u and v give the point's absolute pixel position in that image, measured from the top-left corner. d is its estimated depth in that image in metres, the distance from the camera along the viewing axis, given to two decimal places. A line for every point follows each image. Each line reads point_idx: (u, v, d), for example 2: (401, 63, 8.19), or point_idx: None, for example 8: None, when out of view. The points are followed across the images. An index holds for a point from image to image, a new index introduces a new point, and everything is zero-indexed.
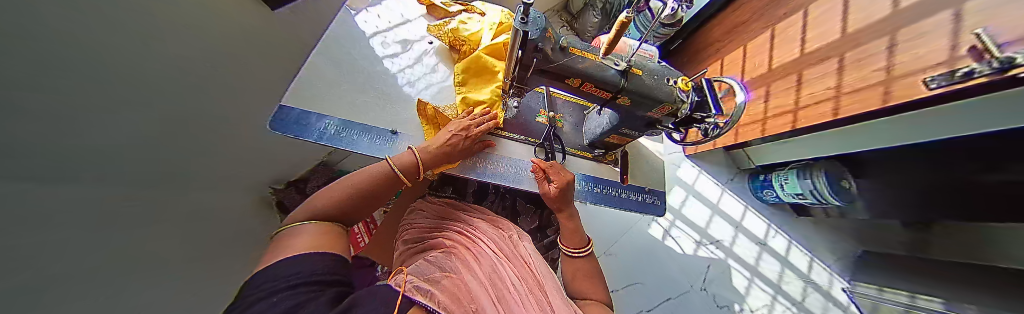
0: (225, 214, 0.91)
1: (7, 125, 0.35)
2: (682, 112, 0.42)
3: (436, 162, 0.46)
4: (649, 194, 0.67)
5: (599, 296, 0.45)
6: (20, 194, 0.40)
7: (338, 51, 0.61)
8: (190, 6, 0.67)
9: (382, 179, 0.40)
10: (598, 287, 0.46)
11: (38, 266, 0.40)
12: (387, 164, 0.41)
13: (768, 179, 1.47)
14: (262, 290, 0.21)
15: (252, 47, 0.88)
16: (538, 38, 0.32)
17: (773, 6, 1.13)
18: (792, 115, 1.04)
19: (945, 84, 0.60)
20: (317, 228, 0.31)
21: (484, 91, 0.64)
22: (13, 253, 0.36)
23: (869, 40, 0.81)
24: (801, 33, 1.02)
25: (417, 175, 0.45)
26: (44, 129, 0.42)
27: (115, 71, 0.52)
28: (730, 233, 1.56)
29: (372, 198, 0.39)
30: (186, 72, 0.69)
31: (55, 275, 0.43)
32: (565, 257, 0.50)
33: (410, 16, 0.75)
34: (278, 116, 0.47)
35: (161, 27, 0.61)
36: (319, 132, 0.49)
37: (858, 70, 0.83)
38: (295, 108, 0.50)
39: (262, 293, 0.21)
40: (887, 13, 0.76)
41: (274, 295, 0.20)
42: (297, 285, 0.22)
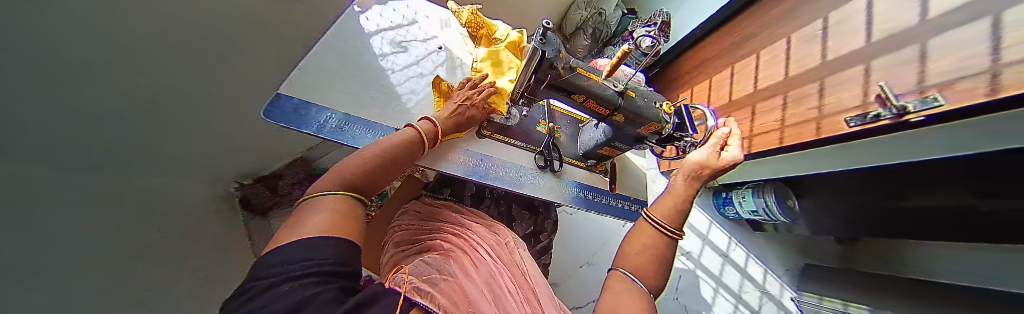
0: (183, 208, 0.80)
1: None
2: (665, 130, 0.48)
3: (450, 130, 0.51)
4: (632, 203, 0.72)
5: (650, 284, 0.36)
6: None
7: (342, 47, 0.61)
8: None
9: (407, 145, 0.41)
10: (654, 277, 0.37)
11: None
12: (414, 130, 0.44)
13: (729, 197, 1.63)
14: (270, 279, 0.18)
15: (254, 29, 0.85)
16: (553, 58, 0.36)
17: (733, 48, 1.32)
18: (748, 141, 1.19)
19: (861, 123, 0.76)
20: (338, 203, 0.28)
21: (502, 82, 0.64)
22: None
23: (805, 83, 0.98)
24: (754, 73, 1.20)
25: (433, 142, 0.48)
26: None
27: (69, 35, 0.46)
28: (698, 245, 1.69)
29: (392, 166, 0.38)
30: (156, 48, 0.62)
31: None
32: (652, 225, 0.41)
33: (412, 17, 0.75)
34: (275, 105, 0.46)
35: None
36: (319, 125, 0.48)
37: (798, 106, 0.98)
38: (293, 97, 0.49)
39: (268, 284, 0.17)
40: (817, 64, 0.95)
41: (281, 284, 0.17)
42: (306, 274, 0.19)
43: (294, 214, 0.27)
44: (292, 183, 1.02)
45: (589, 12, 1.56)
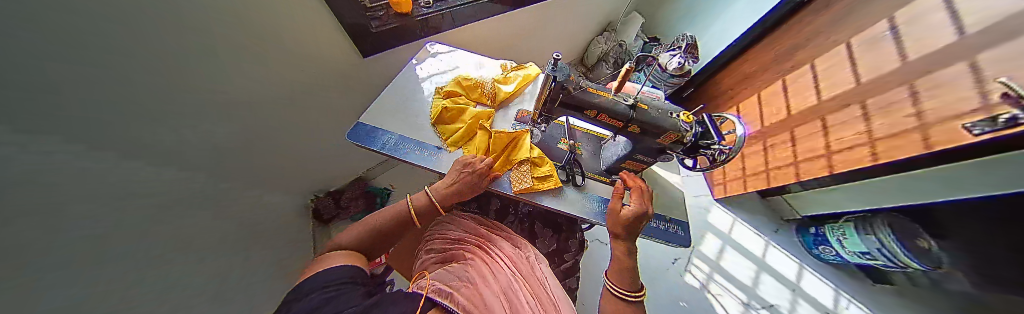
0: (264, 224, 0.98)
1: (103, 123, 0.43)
2: (687, 139, 0.47)
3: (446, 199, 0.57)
4: (669, 223, 0.66)
5: None
6: (124, 179, 0.48)
7: (403, 88, 0.80)
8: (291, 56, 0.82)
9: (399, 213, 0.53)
10: None
11: (112, 247, 0.45)
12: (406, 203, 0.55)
13: (820, 233, 1.31)
14: (304, 291, 0.32)
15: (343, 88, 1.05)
16: (564, 80, 0.41)
17: (779, 59, 1.20)
18: (825, 159, 1.01)
19: (990, 129, 0.58)
20: (343, 256, 0.43)
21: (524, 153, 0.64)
22: (91, 228, 0.41)
23: (889, 88, 0.81)
24: (813, 82, 1.05)
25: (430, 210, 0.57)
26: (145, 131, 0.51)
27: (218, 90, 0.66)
28: (786, 297, 1.32)
29: (386, 231, 0.51)
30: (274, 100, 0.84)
31: (129, 260, 0.49)
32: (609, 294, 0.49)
33: (453, 64, 0.89)
34: (356, 129, 0.67)
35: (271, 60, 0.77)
36: (382, 143, 0.66)
37: (888, 116, 0.81)
38: (367, 124, 0.69)
39: (304, 292, 0.32)
40: (898, 65, 0.78)
41: (309, 294, 0.31)
42: (326, 287, 0.32)
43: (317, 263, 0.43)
44: (350, 196, 1.28)
45: (610, 45, 1.68)
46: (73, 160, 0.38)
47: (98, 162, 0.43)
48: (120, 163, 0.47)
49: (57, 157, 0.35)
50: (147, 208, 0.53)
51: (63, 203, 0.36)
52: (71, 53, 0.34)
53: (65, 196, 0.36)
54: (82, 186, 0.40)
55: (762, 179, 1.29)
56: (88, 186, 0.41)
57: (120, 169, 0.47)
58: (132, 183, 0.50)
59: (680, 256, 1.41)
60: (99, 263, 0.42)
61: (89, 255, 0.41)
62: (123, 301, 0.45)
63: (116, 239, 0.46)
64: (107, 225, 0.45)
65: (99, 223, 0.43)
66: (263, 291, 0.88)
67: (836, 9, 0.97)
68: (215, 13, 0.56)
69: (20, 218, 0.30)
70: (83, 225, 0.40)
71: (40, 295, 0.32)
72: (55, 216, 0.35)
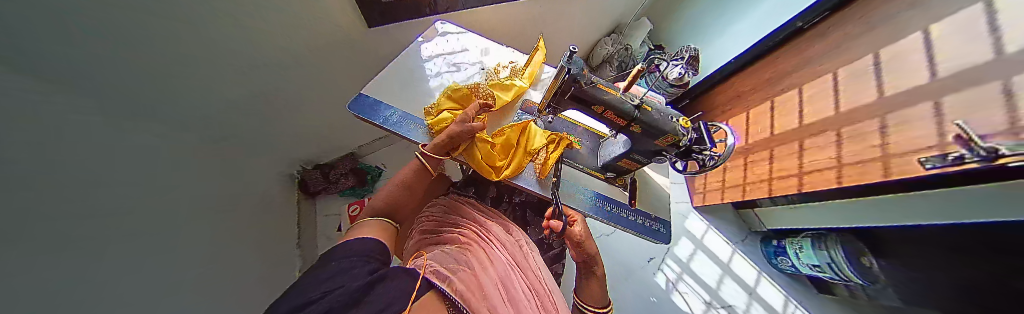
0: (243, 190, 0.94)
1: (58, 58, 0.37)
2: (682, 142, 0.49)
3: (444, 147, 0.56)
4: (655, 222, 0.70)
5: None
6: (81, 127, 0.44)
7: (407, 64, 0.78)
8: (292, 23, 0.76)
9: (415, 171, 0.56)
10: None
11: (81, 198, 0.43)
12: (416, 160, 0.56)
13: (781, 245, 1.42)
14: (331, 257, 0.34)
15: (343, 61, 1.00)
16: (577, 73, 0.42)
17: (771, 81, 1.26)
18: (797, 178, 1.08)
19: (941, 165, 0.63)
20: (375, 225, 0.47)
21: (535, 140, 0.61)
22: (57, 179, 0.38)
23: (865, 119, 0.86)
24: (799, 107, 1.11)
25: (439, 165, 0.59)
26: (97, 71, 0.45)
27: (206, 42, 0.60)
28: (744, 300, 1.45)
29: (404, 195, 0.55)
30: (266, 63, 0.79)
31: (99, 212, 0.46)
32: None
33: (461, 46, 0.88)
34: (357, 100, 0.66)
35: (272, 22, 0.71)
36: (383, 118, 0.66)
37: (856, 144, 0.88)
38: (369, 96, 0.69)
39: (330, 258, 0.34)
40: (875, 98, 0.84)
41: (331, 262, 0.33)
42: (346, 258, 0.34)
43: (352, 230, 0.46)
44: (341, 170, 1.26)
45: (616, 48, 1.69)
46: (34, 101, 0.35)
47: (55, 108, 0.39)
48: (82, 116, 0.44)
49: (20, 93, 0.32)
50: (113, 164, 0.50)
51: (31, 149, 0.34)
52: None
53: (32, 142, 0.34)
54: (49, 129, 0.37)
55: (738, 191, 1.37)
56: (54, 132, 0.38)
57: (78, 117, 0.43)
58: (94, 130, 0.46)
59: (655, 256, 1.50)
60: (76, 214, 0.41)
61: (61, 210, 0.39)
62: (93, 254, 0.43)
63: (86, 193, 0.44)
64: (78, 177, 0.42)
65: (69, 174, 0.40)
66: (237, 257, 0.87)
67: (837, 37, 0.99)
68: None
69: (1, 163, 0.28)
70: (51, 179, 0.37)
71: (22, 243, 0.31)
72: (26, 159, 0.33)
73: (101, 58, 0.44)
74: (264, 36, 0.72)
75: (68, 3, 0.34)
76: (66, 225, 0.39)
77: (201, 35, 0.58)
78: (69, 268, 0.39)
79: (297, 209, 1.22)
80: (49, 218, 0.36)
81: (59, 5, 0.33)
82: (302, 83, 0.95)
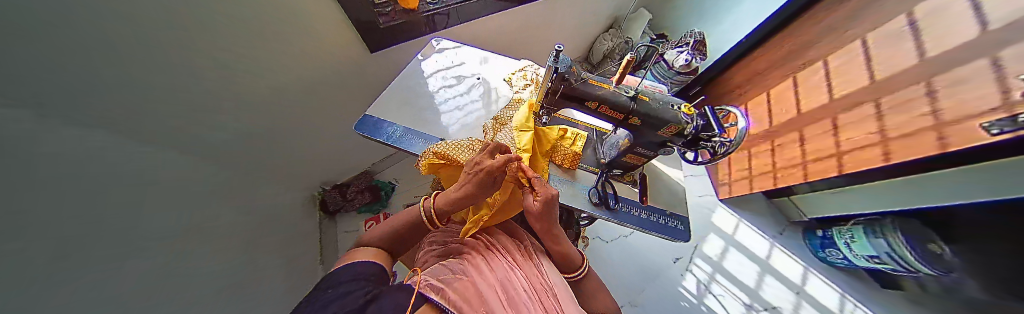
0: (264, 215, 0.99)
1: (85, 105, 0.41)
2: (688, 131, 0.47)
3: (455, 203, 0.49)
4: (672, 218, 0.66)
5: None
6: (115, 167, 0.48)
7: (410, 82, 0.82)
8: (294, 51, 0.80)
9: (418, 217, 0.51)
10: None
11: (118, 232, 0.47)
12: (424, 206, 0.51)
13: (828, 236, 1.28)
14: (331, 281, 0.37)
15: (347, 85, 1.05)
16: (566, 71, 0.42)
17: (791, 56, 1.16)
18: (837, 159, 0.97)
19: (1009, 129, 0.55)
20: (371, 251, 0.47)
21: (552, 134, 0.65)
22: (94, 215, 0.42)
23: (906, 86, 0.77)
24: (825, 80, 1.02)
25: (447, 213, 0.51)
26: (136, 115, 0.51)
27: (224, 80, 0.66)
28: (790, 299, 1.31)
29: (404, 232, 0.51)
30: (277, 94, 0.84)
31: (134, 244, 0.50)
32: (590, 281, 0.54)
33: (458, 58, 0.90)
34: (361, 121, 0.70)
35: (279, 54, 0.77)
36: (386, 135, 0.68)
37: (899, 115, 0.79)
38: (373, 116, 0.72)
39: (331, 282, 0.36)
40: (915, 63, 0.74)
41: (330, 288, 0.35)
42: (346, 282, 0.35)
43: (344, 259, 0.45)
44: (356, 190, 1.32)
45: (616, 42, 1.68)
46: (68, 134, 0.39)
47: (93, 148, 0.43)
48: (118, 155, 0.49)
49: (54, 137, 0.36)
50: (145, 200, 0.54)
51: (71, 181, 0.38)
52: (67, 47, 0.34)
53: (70, 175, 0.38)
54: (85, 165, 0.41)
55: (769, 179, 1.26)
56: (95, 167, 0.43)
57: (114, 151, 0.48)
58: (129, 168, 0.51)
59: (681, 256, 1.40)
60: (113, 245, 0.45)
61: (107, 235, 0.43)
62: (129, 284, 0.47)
63: (125, 226, 0.48)
64: (117, 210, 0.46)
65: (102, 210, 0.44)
66: (268, 275, 0.92)
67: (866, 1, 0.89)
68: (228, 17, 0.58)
69: (42, 204, 0.32)
70: (89, 211, 0.41)
71: (59, 264, 0.34)
72: (63, 198, 0.36)
73: (145, 97, 0.51)
74: (269, 68, 0.77)
75: (92, 49, 0.37)
76: (107, 244, 0.43)
77: (218, 74, 0.64)
78: (105, 293, 0.41)
79: (319, 227, 1.29)
80: (87, 249, 0.39)
81: (80, 58, 0.36)
82: (316, 108, 1.02)
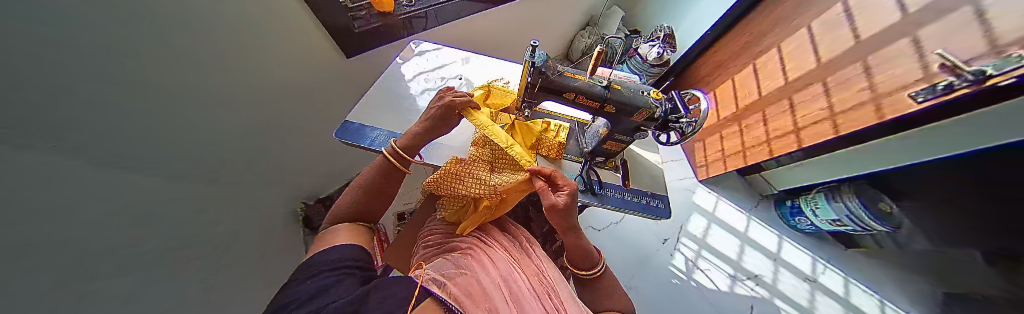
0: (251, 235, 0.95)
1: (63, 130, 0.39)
2: (657, 115, 0.51)
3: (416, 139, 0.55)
4: (653, 198, 0.70)
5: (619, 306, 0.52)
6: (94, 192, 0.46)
7: (392, 86, 0.81)
8: (267, 62, 0.78)
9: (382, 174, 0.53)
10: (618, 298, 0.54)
11: (95, 262, 0.44)
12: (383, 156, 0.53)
13: (796, 205, 1.39)
14: (313, 269, 0.36)
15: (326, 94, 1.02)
16: (541, 64, 0.44)
17: (748, 46, 1.27)
18: (794, 136, 1.07)
19: (931, 97, 0.63)
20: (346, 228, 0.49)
21: (535, 128, 0.66)
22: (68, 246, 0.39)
23: (847, 64, 0.86)
24: (781, 65, 1.11)
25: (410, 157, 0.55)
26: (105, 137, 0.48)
27: (196, 95, 0.63)
28: (770, 267, 1.41)
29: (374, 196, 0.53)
30: (253, 107, 0.81)
31: (113, 272, 0.47)
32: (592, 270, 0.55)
33: (439, 60, 0.90)
34: (342, 128, 0.68)
35: (251, 65, 0.74)
36: (370, 140, 0.67)
37: (843, 91, 0.88)
38: (355, 122, 0.70)
39: (313, 270, 0.35)
40: (852, 44, 0.83)
41: (314, 276, 0.34)
42: (328, 270, 0.35)
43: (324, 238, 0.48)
44: None
45: (592, 39, 1.74)
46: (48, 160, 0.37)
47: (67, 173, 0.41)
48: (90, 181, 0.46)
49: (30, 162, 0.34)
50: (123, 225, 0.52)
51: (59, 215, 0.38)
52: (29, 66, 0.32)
53: (45, 202, 0.36)
54: (62, 191, 0.39)
55: (739, 158, 1.35)
56: (70, 193, 0.41)
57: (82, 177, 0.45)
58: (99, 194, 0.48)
59: (670, 237, 1.47)
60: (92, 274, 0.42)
61: (80, 266, 0.41)
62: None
63: (102, 255, 0.45)
64: (92, 239, 0.44)
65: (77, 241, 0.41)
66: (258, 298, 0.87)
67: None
68: (189, 31, 0.56)
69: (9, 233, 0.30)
70: (61, 241, 0.38)
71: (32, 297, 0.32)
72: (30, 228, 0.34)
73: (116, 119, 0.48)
74: (242, 82, 0.74)
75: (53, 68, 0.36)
76: (91, 263, 0.43)
77: (188, 89, 0.61)
78: None
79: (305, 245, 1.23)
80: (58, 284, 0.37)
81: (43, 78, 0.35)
82: (294, 120, 0.98)
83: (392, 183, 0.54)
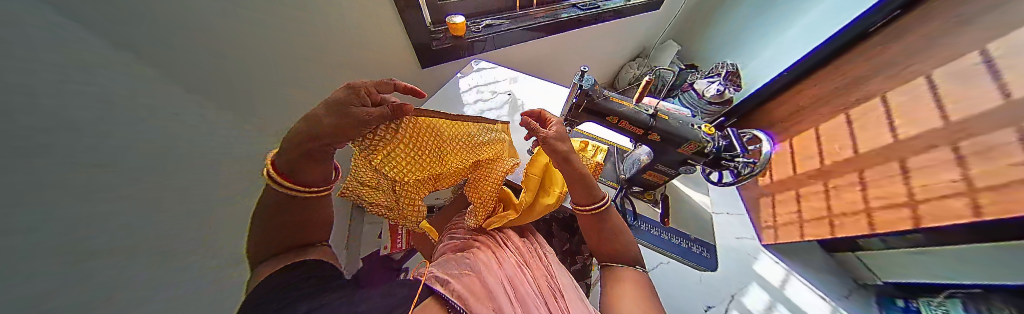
0: None
1: None
2: (709, 149, 0.49)
3: (298, 152, 0.36)
4: (695, 243, 0.68)
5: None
6: None
7: (450, 94, 0.94)
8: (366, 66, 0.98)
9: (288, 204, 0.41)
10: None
11: None
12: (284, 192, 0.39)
13: (910, 306, 0.99)
14: (290, 275, 0.36)
15: None
16: (589, 88, 0.47)
17: (840, 92, 1.08)
18: (909, 210, 0.83)
19: None
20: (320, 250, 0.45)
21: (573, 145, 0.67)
22: None
23: (992, 130, 0.66)
24: (885, 120, 0.91)
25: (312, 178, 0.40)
26: None
27: None
28: None
29: (297, 218, 0.42)
30: None
31: None
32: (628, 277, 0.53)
33: (492, 77, 1.01)
34: None
35: None
36: None
37: (988, 162, 0.67)
38: None
39: (290, 278, 0.35)
40: (1000, 103, 0.65)
41: (290, 278, 0.35)
42: (299, 276, 0.36)
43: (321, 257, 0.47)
44: None
45: (641, 71, 1.75)
46: None
47: None
48: None
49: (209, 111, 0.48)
50: None
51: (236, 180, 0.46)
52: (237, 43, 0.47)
53: None
54: None
55: (824, 227, 1.07)
56: None
57: None
58: None
59: (716, 304, 1.06)
60: None
61: None
62: None
63: None
64: None
65: None
66: None
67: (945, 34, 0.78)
68: (225, 19, 0.45)
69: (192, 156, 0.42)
70: None
71: None
72: None
73: None
74: None
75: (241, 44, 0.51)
76: None
77: None
78: None
79: None
80: None
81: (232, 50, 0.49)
82: None
83: (303, 211, 0.43)
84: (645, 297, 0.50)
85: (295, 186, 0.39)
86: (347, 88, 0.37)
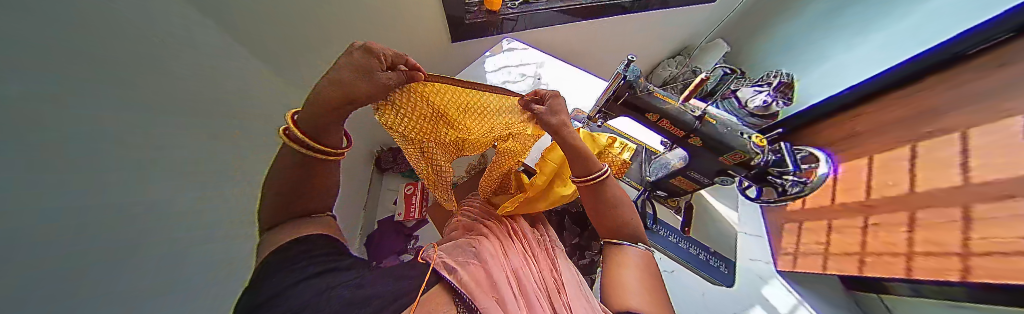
0: None
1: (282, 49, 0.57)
2: (755, 162, 0.46)
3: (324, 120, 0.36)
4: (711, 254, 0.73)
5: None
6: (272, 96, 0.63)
7: (478, 71, 0.92)
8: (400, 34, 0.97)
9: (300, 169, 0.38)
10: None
11: None
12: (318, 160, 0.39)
13: None
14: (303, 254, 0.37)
15: None
16: (634, 80, 0.44)
17: (909, 120, 0.92)
18: None
19: None
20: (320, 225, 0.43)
21: (603, 140, 0.65)
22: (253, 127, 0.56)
23: None
24: (958, 157, 0.73)
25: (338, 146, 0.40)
26: None
27: None
28: None
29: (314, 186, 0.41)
30: None
31: None
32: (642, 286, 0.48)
33: (523, 59, 0.98)
34: None
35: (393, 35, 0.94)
36: None
37: None
38: None
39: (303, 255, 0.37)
40: None
41: (296, 262, 0.36)
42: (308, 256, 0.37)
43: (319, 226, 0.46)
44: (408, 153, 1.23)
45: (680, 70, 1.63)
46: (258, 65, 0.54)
47: None
48: None
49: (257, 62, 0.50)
50: None
51: None
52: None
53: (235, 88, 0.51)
54: None
55: (853, 262, 0.92)
56: None
57: None
58: None
59: None
60: None
61: None
62: None
63: None
64: None
65: None
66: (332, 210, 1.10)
67: (1019, 66, 0.68)
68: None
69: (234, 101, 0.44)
70: None
71: None
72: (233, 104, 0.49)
73: None
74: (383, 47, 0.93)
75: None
76: None
77: None
78: None
79: None
80: None
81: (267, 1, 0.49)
82: None
83: (320, 176, 0.41)
84: (646, 279, 0.50)
85: (321, 147, 0.37)
86: (364, 51, 0.33)
